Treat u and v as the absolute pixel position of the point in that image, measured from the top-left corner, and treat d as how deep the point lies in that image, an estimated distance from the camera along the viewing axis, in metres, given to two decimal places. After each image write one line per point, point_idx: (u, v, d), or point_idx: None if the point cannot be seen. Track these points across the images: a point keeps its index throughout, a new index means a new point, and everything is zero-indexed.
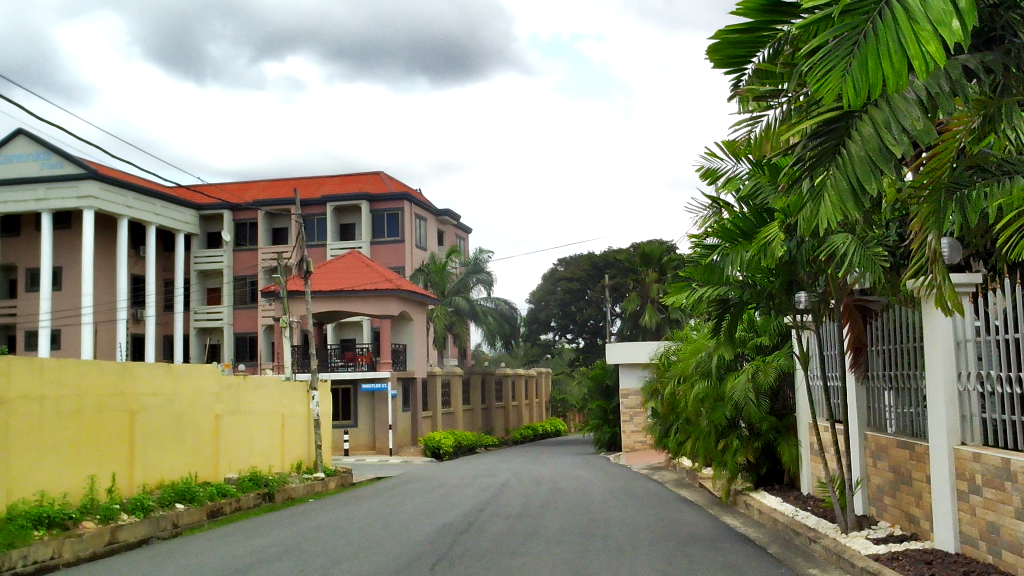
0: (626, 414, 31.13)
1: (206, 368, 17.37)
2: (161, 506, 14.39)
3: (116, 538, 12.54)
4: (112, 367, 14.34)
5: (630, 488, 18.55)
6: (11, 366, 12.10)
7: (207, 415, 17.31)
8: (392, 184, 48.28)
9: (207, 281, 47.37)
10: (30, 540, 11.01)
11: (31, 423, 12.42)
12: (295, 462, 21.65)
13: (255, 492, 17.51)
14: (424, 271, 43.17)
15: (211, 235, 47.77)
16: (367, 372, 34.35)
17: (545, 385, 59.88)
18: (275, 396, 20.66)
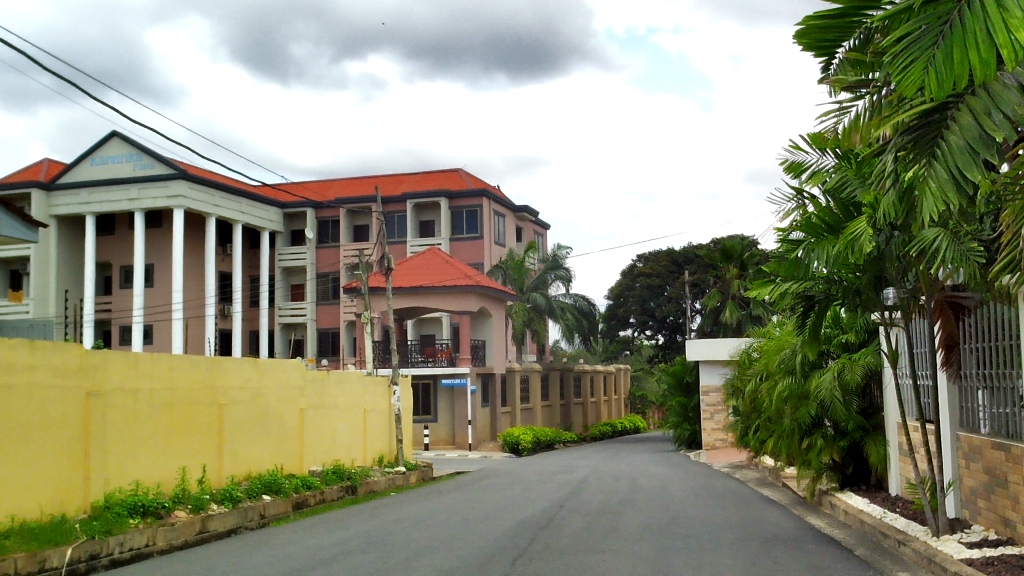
0: (706, 412, 30.71)
1: (291, 363, 17.77)
2: (248, 497, 14.77)
3: (207, 528, 12.93)
4: (202, 361, 14.76)
5: (712, 486, 18.33)
6: (106, 359, 12.55)
7: (292, 409, 17.70)
8: (471, 181, 48.52)
9: (291, 278, 48.38)
10: (126, 528, 11.46)
11: (124, 415, 12.85)
12: (377, 456, 21.99)
13: (338, 485, 17.87)
14: (503, 267, 43.34)
15: (295, 233, 48.75)
16: (447, 367, 34.64)
17: (624, 381, 59.56)
18: (357, 390, 21.02)
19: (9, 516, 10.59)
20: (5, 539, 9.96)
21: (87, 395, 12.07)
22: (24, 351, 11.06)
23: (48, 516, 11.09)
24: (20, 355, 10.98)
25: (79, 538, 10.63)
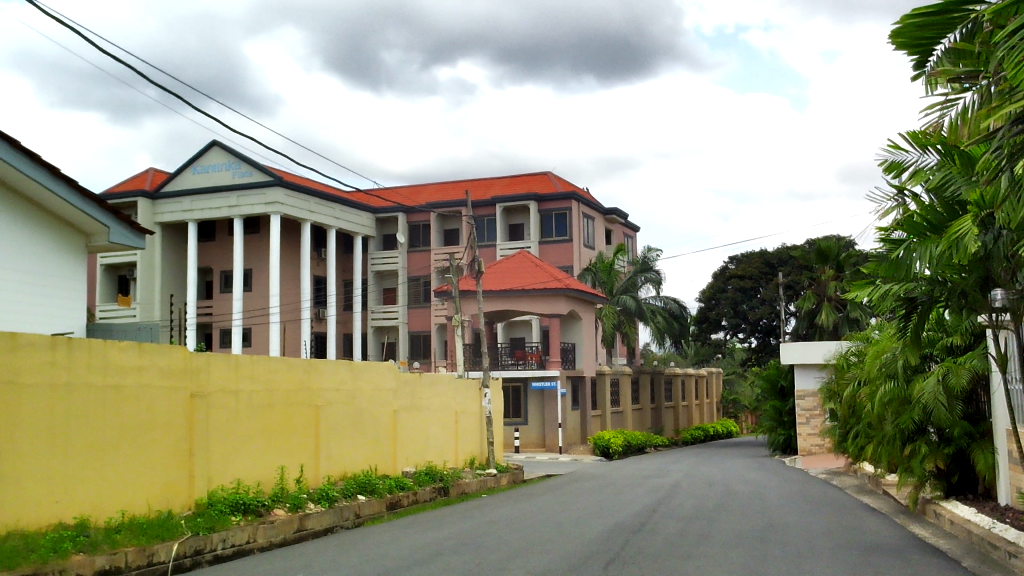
0: (802, 417, 30.01)
1: (385, 366, 18.04)
2: (344, 497, 15.07)
3: (305, 526, 13.24)
4: (299, 364, 15.13)
5: (809, 493, 17.92)
6: (209, 362, 12.96)
7: (386, 412, 17.98)
8: (560, 184, 48.51)
9: (383, 281, 49.17)
10: (229, 524, 11.83)
11: (227, 415, 13.27)
12: (468, 458, 22.15)
13: (431, 486, 18.06)
14: (592, 270, 43.22)
15: (387, 237, 49.55)
16: (537, 370, 34.70)
17: (716, 385, 58.68)
18: (449, 393, 21.23)
19: (118, 510, 11.06)
20: (116, 533, 10.40)
21: (192, 396, 12.51)
22: (133, 353, 11.52)
23: (155, 512, 11.54)
24: (130, 357, 11.46)
25: (185, 533, 11.02)
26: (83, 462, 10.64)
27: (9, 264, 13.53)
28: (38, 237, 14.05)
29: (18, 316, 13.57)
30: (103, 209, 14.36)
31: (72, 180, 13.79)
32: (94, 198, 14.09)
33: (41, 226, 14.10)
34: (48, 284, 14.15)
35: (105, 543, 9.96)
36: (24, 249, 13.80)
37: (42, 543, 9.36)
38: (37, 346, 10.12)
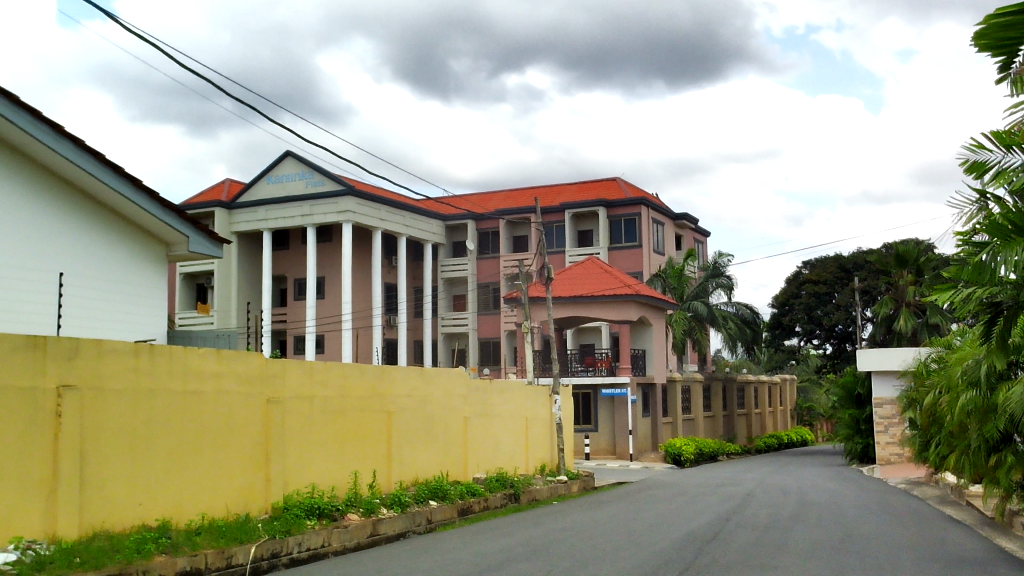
0: (880, 425, 29.26)
1: (456, 372, 18.15)
2: (416, 502, 15.20)
3: (378, 531, 13.39)
4: (372, 370, 15.31)
5: (888, 503, 17.47)
6: (285, 369, 13.21)
7: (457, 418, 18.08)
8: (629, 190, 48.23)
9: (453, 288, 49.50)
10: (304, 528, 12.02)
11: (302, 420, 13.49)
12: (538, 464, 22.12)
13: (502, 492, 18.09)
14: (662, 276, 42.83)
15: (457, 244, 49.88)
16: (607, 377, 34.51)
17: (790, 392, 57.65)
18: (519, 400, 21.24)
19: (198, 513, 11.35)
20: (196, 535, 10.66)
21: (268, 401, 12.75)
22: (212, 359, 11.80)
23: (233, 515, 11.81)
24: (209, 364, 11.73)
25: (262, 536, 11.25)
26: (165, 465, 10.94)
27: (95, 274, 14.00)
28: (122, 247, 14.50)
29: (103, 323, 14.04)
30: (183, 219, 14.77)
31: (154, 191, 14.21)
32: (174, 209, 14.49)
33: (125, 237, 14.56)
34: (132, 292, 14.62)
35: (186, 545, 10.22)
36: (109, 259, 14.27)
37: (127, 543, 9.66)
38: (120, 352, 10.43)
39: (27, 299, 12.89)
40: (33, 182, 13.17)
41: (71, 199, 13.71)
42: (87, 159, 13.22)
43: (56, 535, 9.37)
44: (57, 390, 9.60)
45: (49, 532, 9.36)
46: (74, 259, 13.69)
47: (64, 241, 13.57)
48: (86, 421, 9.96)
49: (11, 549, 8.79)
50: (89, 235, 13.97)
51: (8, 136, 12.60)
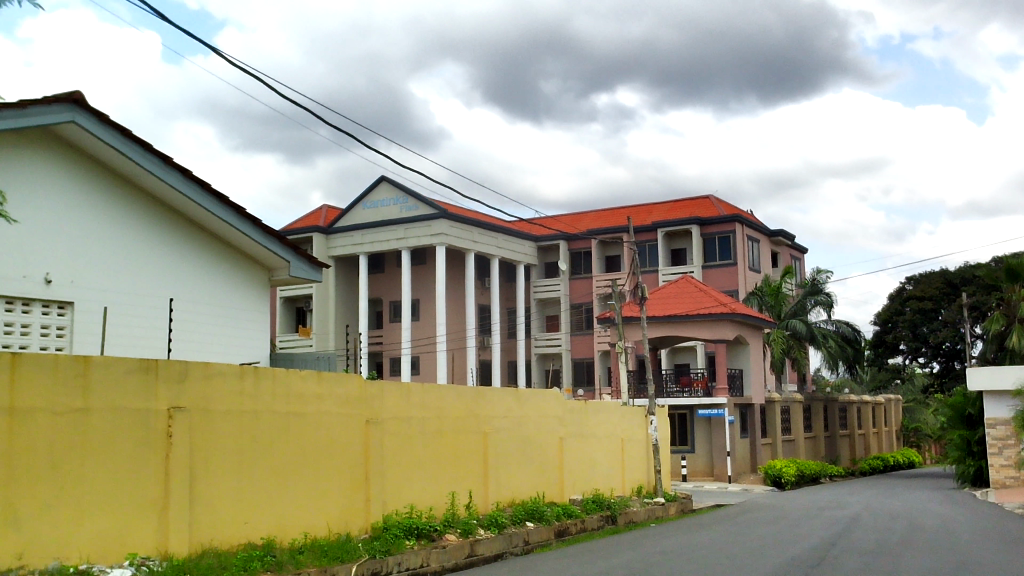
0: (994, 447, 27.93)
1: (551, 393, 18.11)
2: (513, 524, 15.20)
3: (476, 551, 13.46)
4: (467, 391, 15.40)
5: (1006, 529, 16.64)
6: (383, 390, 13.38)
7: (552, 439, 18.03)
8: (723, 207, 47.53)
9: (546, 309, 49.56)
10: (403, 548, 12.17)
11: (399, 442, 13.65)
12: (635, 486, 21.88)
13: (598, 514, 17.94)
14: (759, 293, 41.83)
15: (549, 265, 49.97)
16: (703, 398, 34.01)
17: (895, 413, 55.65)
18: (616, 420, 21.06)
19: (302, 532, 11.60)
20: (299, 554, 10.90)
21: (367, 422, 12.95)
22: (313, 381, 12.04)
23: (335, 534, 12.04)
24: (310, 386, 11.97)
25: (362, 556, 11.44)
26: (269, 485, 11.21)
27: (202, 298, 14.50)
28: (226, 274, 14.96)
29: (210, 347, 14.53)
30: (284, 245, 15.16)
31: (256, 218, 14.64)
32: (276, 235, 14.88)
33: (229, 263, 15.03)
34: (237, 316, 15.08)
35: (290, 563, 10.45)
36: (215, 286, 14.74)
37: (234, 560, 9.94)
38: (227, 374, 10.74)
39: (140, 324, 13.45)
40: (144, 212, 13.71)
41: (180, 228, 14.23)
42: (193, 189, 13.72)
43: (168, 551, 9.73)
44: (167, 411, 9.95)
45: (162, 549, 9.72)
46: (182, 286, 14.19)
47: (173, 269, 14.09)
48: (195, 442, 10.29)
49: (126, 565, 9.17)
50: (196, 262, 14.45)
51: (120, 168, 13.17)
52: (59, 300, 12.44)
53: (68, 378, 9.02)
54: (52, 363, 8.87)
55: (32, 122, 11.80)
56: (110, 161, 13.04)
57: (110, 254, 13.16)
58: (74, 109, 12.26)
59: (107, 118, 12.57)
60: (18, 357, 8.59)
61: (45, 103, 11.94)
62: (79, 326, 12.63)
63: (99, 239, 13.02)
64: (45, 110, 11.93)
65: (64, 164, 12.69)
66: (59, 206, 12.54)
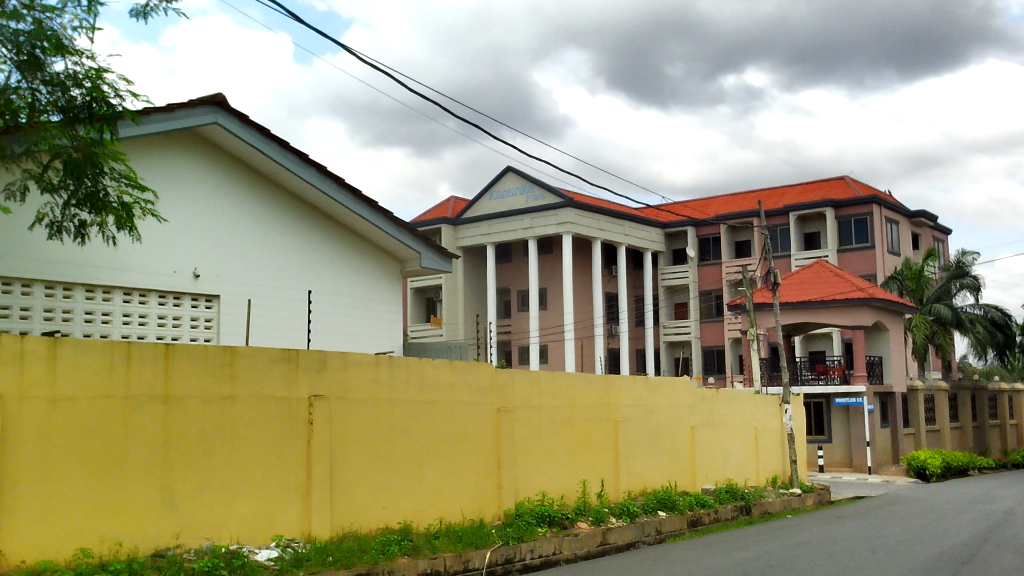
0: None
1: (682, 382, 17.85)
2: (645, 513, 15.10)
3: (608, 540, 13.44)
4: (597, 379, 15.33)
5: None
6: (514, 378, 13.48)
7: (685, 427, 17.81)
8: (860, 188, 45.76)
9: (675, 296, 48.94)
10: (536, 535, 12.30)
11: (531, 429, 13.75)
12: (770, 476, 21.38)
13: (732, 504, 17.61)
14: (899, 278, 40.08)
15: (677, 252, 49.29)
16: (841, 386, 32.93)
17: None
18: (749, 409, 20.63)
19: (437, 517, 11.86)
20: (435, 538, 11.15)
21: (499, 410, 13.06)
22: (446, 370, 12.24)
23: (469, 521, 12.27)
24: (443, 374, 12.17)
25: (496, 541, 11.62)
26: (405, 471, 11.49)
27: (339, 291, 14.98)
28: (361, 265, 15.38)
29: (347, 337, 15.02)
30: (415, 237, 15.45)
31: (388, 211, 14.97)
32: (408, 228, 15.17)
33: (364, 255, 15.45)
34: (373, 308, 15.54)
35: (426, 548, 10.72)
36: (351, 279, 15.21)
37: (373, 544, 10.26)
38: (363, 364, 11.04)
39: (282, 315, 14.00)
40: (283, 208, 14.23)
41: (317, 223, 14.71)
42: (329, 184, 14.14)
43: (311, 534, 10.14)
44: (308, 399, 10.31)
45: (305, 532, 10.14)
46: (320, 278, 14.69)
47: (312, 262, 14.58)
48: (335, 429, 10.64)
49: (273, 546, 9.61)
50: (333, 255, 14.93)
51: (260, 166, 13.73)
52: (207, 294, 13.08)
53: (216, 368, 9.45)
54: (202, 353, 9.32)
55: (178, 125, 12.41)
56: (251, 159, 13.60)
57: (253, 250, 13.73)
58: (217, 111, 12.83)
59: (247, 118, 13.11)
60: (171, 349, 9.06)
61: (191, 106, 12.55)
62: (225, 319, 13.24)
63: (242, 235, 13.60)
64: (190, 113, 12.53)
65: (209, 165, 13.31)
66: (206, 203, 13.18)
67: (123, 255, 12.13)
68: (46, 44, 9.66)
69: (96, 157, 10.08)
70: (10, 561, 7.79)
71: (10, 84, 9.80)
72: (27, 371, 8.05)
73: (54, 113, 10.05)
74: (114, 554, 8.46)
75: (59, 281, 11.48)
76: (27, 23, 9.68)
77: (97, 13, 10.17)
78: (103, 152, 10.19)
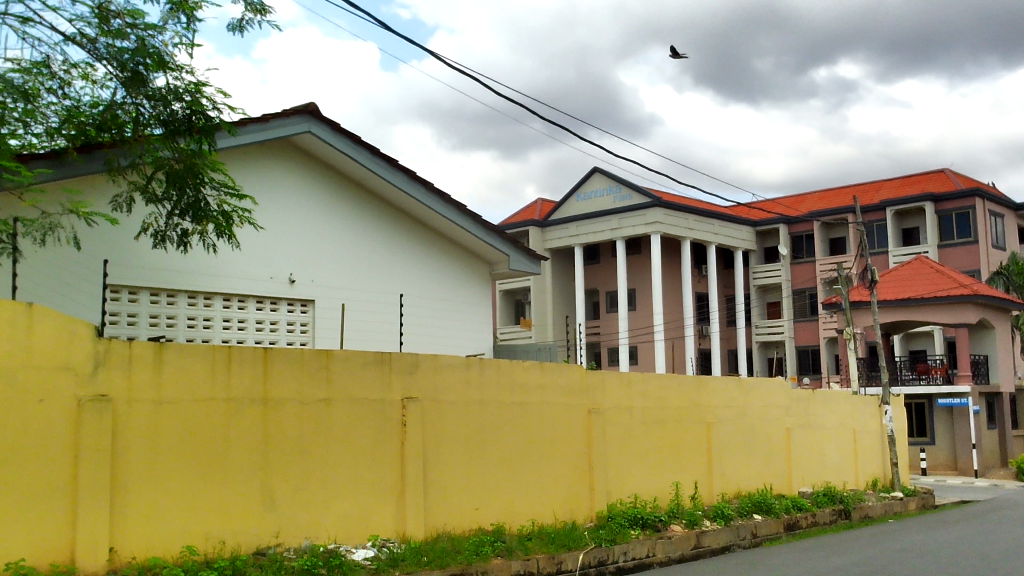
0: None
1: (777, 383, 17.50)
2: (740, 516, 14.86)
3: (702, 543, 13.26)
4: (689, 380, 15.14)
5: None
6: (605, 380, 13.42)
7: (780, 429, 17.45)
8: (961, 180, 44.15)
9: (767, 295, 48.00)
10: (629, 537, 12.23)
11: (622, 431, 13.66)
12: (871, 479, 20.79)
13: (831, 508, 17.18)
14: (1004, 273, 38.50)
15: (769, 250, 48.34)
16: (944, 386, 31.82)
17: None
18: (848, 410, 20.09)
19: (529, 518, 11.90)
20: (528, 540, 11.19)
21: (589, 411, 13.02)
22: (536, 372, 12.26)
23: (561, 522, 12.29)
24: (533, 376, 12.19)
25: (589, 544, 11.58)
26: (497, 473, 11.56)
27: (429, 294, 15.15)
28: (450, 268, 15.53)
29: (438, 341, 15.20)
30: (504, 240, 15.52)
31: (477, 215, 15.07)
32: (496, 231, 15.25)
33: (453, 259, 15.61)
34: (464, 312, 15.69)
35: (520, 549, 10.76)
36: (441, 282, 15.37)
37: (467, 545, 10.33)
38: (455, 366, 11.14)
39: (374, 318, 14.24)
40: (374, 213, 14.47)
41: (407, 228, 14.91)
42: (418, 189, 14.32)
43: (406, 535, 10.30)
44: (401, 401, 10.46)
45: (400, 532, 10.29)
46: (411, 282, 14.88)
47: (403, 266, 14.80)
48: (427, 431, 10.76)
49: (369, 546, 9.79)
50: (423, 259, 15.12)
51: (352, 173, 14.00)
52: (302, 299, 13.40)
53: (312, 370, 9.67)
54: (299, 356, 9.55)
55: (274, 134, 12.75)
56: (342, 166, 13.87)
57: (345, 255, 14.00)
58: (309, 119, 13.13)
59: (339, 126, 13.38)
60: (270, 352, 9.32)
61: (285, 116, 12.87)
62: (320, 323, 13.53)
63: (334, 240, 13.88)
64: (284, 123, 12.86)
65: (303, 174, 13.63)
66: (300, 211, 13.51)
67: (223, 261, 12.51)
68: (148, 60, 10.02)
69: (196, 168, 10.42)
70: (121, 557, 8.12)
71: (117, 99, 10.31)
72: (135, 374, 8.38)
73: (157, 126, 10.38)
74: (219, 552, 8.73)
75: (163, 288, 11.92)
76: (131, 42, 10.11)
77: (196, 29, 10.49)
78: (202, 162, 10.56)
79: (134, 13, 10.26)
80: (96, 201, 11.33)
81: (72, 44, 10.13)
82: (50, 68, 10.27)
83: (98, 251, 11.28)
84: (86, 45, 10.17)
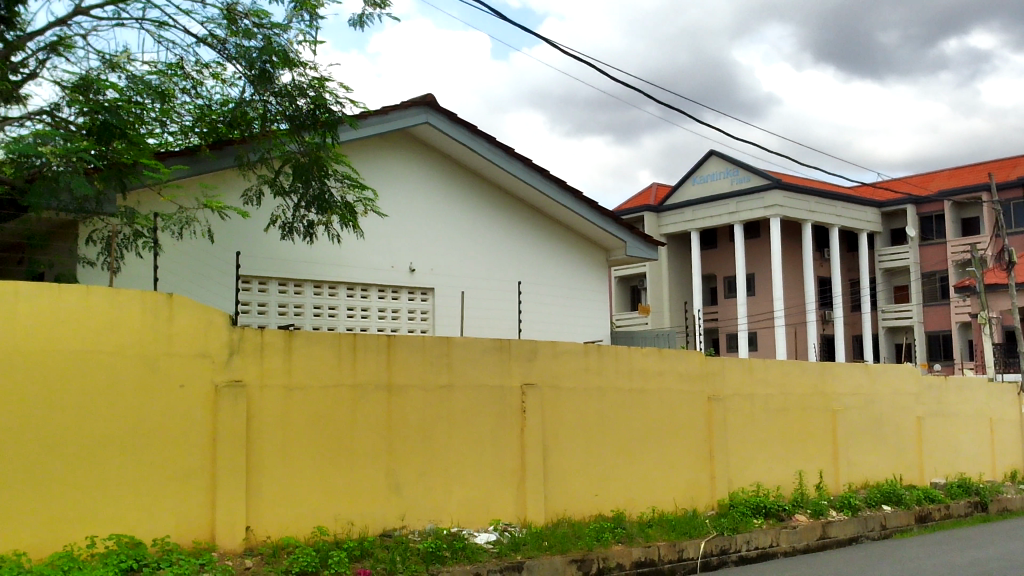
0: None
1: (907, 370, 16.85)
2: (868, 506, 14.41)
3: (828, 534, 12.94)
4: (813, 367, 14.75)
5: None
6: (727, 367, 13.22)
7: (911, 418, 16.84)
8: None
9: (894, 279, 46.24)
10: (752, 526, 12.03)
11: (744, 419, 13.44)
12: (1008, 470, 19.81)
13: (966, 500, 16.46)
14: None
15: (896, 231, 46.52)
16: None
17: None
18: (983, 398, 19.18)
19: (649, 506, 11.85)
20: (648, 527, 11.15)
21: (709, 398, 12.85)
22: (655, 358, 12.16)
23: (682, 509, 12.19)
24: (652, 362, 12.12)
25: (711, 532, 11.46)
26: (618, 461, 11.56)
27: (548, 282, 15.24)
28: (567, 255, 15.56)
29: (557, 328, 15.28)
30: (620, 225, 15.44)
31: (593, 201, 15.05)
32: (612, 217, 15.19)
33: (570, 245, 15.63)
34: (582, 299, 15.71)
35: (640, 536, 10.74)
36: (559, 269, 15.42)
37: (587, 531, 10.39)
38: (573, 352, 11.16)
39: (493, 305, 14.40)
40: (491, 201, 14.61)
41: (524, 215, 14.99)
42: (534, 177, 14.36)
43: (527, 520, 10.42)
44: (521, 387, 10.56)
45: (521, 517, 10.43)
46: (528, 269, 14.97)
47: (520, 253, 14.89)
48: (547, 417, 10.85)
49: (491, 530, 9.96)
50: (540, 246, 15.19)
51: (469, 161, 14.15)
52: (422, 287, 13.65)
53: (434, 357, 9.87)
54: (421, 344, 9.76)
55: (393, 126, 13.01)
56: (459, 155, 14.05)
57: (463, 243, 14.19)
58: (427, 111, 13.33)
59: (455, 116, 13.55)
60: (393, 340, 9.55)
61: (404, 108, 13.11)
62: (439, 310, 13.78)
63: (453, 229, 14.09)
64: (403, 114, 13.10)
65: (421, 164, 13.87)
66: (420, 200, 13.77)
67: (347, 251, 12.87)
68: (274, 58, 10.30)
69: (321, 161, 10.75)
70: (257, 536, 8.50)
71: (245, 97, 10.68)
72: (267, 360, 8.74)
73: (283, 120, 10.68)
74: (347, 533, 9.04)
75: (291, 278, 12.34)
76: (258, 41, 10.46)
77: (319, 26, 10.79)
78: (326, 156, 10.88)
79: (260, 13, 10.63)
80: (228, 195, 11.80)
81: (204, 45, 10.57)
82: (183, 68, 10.72)
83: (231, 244, 11.78)
84: (216, 46, 10.59)
